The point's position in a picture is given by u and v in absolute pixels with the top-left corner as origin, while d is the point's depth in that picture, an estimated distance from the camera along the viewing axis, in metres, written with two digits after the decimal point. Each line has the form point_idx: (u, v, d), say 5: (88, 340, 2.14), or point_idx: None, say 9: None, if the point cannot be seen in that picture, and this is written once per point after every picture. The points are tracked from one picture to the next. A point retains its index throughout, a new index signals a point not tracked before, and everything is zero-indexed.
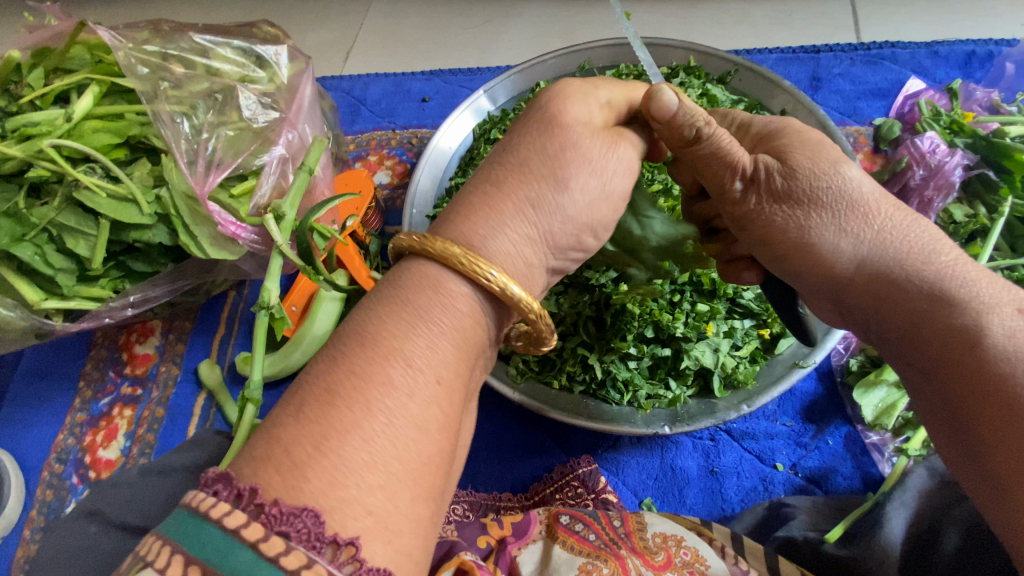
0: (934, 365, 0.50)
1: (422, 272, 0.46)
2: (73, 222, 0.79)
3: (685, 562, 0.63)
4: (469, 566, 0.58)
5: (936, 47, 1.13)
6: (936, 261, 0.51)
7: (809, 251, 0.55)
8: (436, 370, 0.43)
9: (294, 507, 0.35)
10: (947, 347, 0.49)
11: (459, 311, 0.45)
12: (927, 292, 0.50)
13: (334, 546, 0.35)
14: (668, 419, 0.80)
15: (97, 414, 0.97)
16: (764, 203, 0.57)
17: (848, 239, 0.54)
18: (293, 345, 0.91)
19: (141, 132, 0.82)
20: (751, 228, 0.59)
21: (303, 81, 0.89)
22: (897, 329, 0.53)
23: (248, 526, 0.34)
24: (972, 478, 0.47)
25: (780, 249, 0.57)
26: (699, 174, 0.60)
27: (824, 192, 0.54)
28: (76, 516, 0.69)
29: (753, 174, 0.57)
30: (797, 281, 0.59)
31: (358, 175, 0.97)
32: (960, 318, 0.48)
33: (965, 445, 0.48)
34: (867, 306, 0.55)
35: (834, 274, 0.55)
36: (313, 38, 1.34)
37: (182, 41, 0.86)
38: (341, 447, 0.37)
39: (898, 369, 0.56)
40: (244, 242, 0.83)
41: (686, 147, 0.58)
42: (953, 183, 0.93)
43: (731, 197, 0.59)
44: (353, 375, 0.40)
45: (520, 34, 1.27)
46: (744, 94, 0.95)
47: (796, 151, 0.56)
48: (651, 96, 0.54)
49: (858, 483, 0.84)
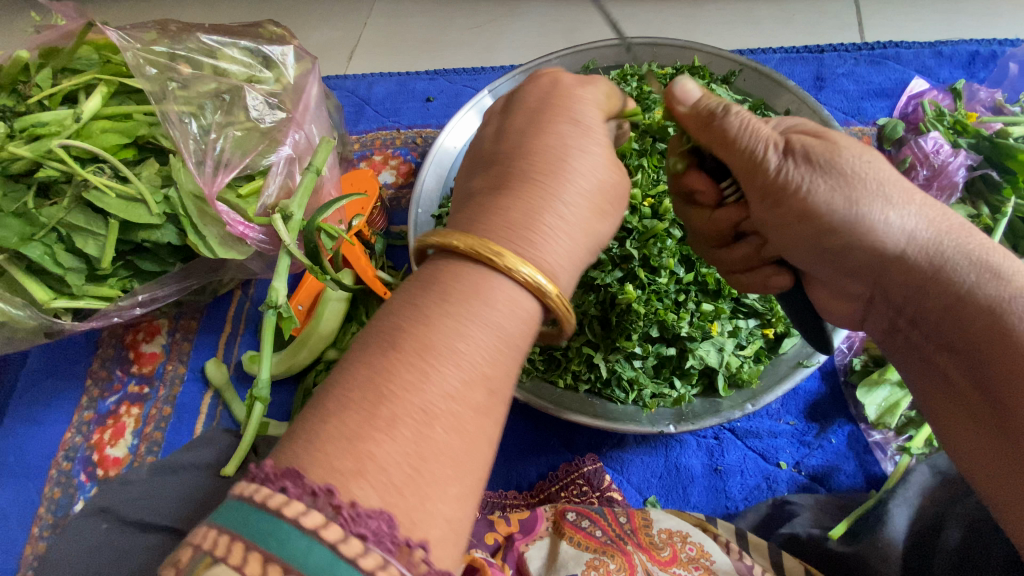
0: (969, 340, 0.51)
1: (469, 272, 0.45)
2: (82, 222, 0.79)
3: (690, 557, 0.64)
4: (479, 563, 0.59)
5: (940, 47, 1.13)
6: (974, 240, 0.53)
7: (859, 224, 0.54)
8: (462, 371, 0.41)
9: (370, 508, 0.35)
10: (997, 318, 0.49)
11: (506, 308, 0.44)
12: (972, 266, 0.52)
13: (405, 548, 0.35)
14: (673, 418, 0.81)
15: (105, 412, 0.98)
16: (806, 174, 0.55)
17: (898, 213, 0.54)
18: (300, 344, 0.91)
19: (148, 132, 0.83)
20: (787, 205, 0.57)
21: (309, 81, 0.90)
22: (936, 305, 0.54)
23: (328, 527, 0.33)
24: (1002, 455, 0.49)
25: (823, 223, 0.55)
26: (722, 155, 0.59)
27: (869, 168, 0.54)
28: (87, 514, 0.70)
29: (788, 147, 0.56)
30: (835, 261, 0.59)
31: (363, 175, 0.98)
32: (1001, 290, 0.50)
33: (1013, 417, 0.49)
34: (908, 282, 0.55)
35: (884, 250, 0.55)
36: (317, 38, 1.34)
37: (189, 41, 0.86)
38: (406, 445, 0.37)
39: (930, 350, 0.57)
40: (253, 242, 0.84)
41: (710, 122, 0.59)
42: (956, 184, 0.94)
43: (764, 169, 0.56)
44: (423, 384, 0.39)
45: (525, 33, 1.28)
46: (749, 94, 0.95)
47: (830, 133, 0.57)
48: (673, 85, 0.63)
49: (860, 481, 0.85)
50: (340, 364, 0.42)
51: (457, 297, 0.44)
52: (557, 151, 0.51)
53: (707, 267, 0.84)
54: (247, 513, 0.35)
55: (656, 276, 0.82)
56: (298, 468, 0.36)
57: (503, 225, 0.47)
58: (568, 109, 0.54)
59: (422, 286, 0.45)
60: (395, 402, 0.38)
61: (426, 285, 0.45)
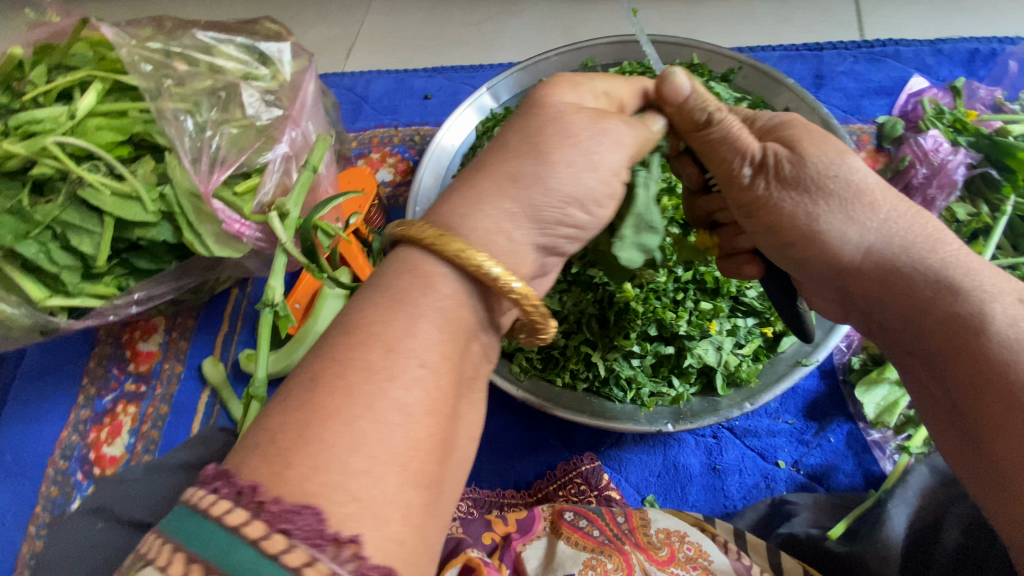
0: (935, 353, 0.51)
1: (408, 259, 0.47)
2: (77, 220, 0.78)
3: (688, 557, 0.64)
4: (476, 563, 0.59)
5: (940, 45, 1.13)
6: (939, 252, 0.52)
7: (817, 239, 0.56)
8: (411, 356, 0.42)
9: (295, 504, 0.35)
10: (951, 336, 0.49)
11: (444, 297, 0.45)
12: (932, 279, 0.51)
13: (338, 544, 0.34)
14: (672, 416, 0.80)
15: (101, 411, 0.97)
16: (773, 192, 0.57)
17: (854, 227, 0.54)
18: (296, 342, 0.91)
19: (144, 129, 0.82)
20: (756, 216, 0.60)
21: (306, 78, 0.89)
22: (897, 318, 0.54)
23: (249, 525, 0.34)
24: (967, 465, 0.50)
25: (787, 238, 0.58)
26: (705, 160, 0.62)
27: (835, 182, 0.55)
28: (82, 513, 0.70)
29: (761, 161, 0.57)
30: (802, 270, 0.60)
31: (361, 173, 0.97)
32: (961, 305, 0.49)
33: (967, 433, 0.50)
34: (870, 295, 0.56)
35: (840, 262, 0.56)
36: (315, 35, 1.33)
37: (185, 38, 0.86)
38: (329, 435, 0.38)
39: (899, 359, 0.57)
40: (248, 239, 0.83)
41: (696, 132, 0.60)
42: (955, 182, 0.93)
43: (736, 183, 0.59)
44: (393, 377, 0.41)
45: (523, 31, 1.27)
46: (748, 92, 0.95)
47: (804, 142, 0.57)
48: (662, 78, 0.59)
49: (859, 480, 0.84)
50: (330, 354, 0.42)
51: (389, 287, 0.45)
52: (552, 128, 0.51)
53: (705, 266, 0.84)
54: (234, 512, 0.35)
55: (654, 275, 0.82)
56: (235, 472, 0.36)
57: (493, 216, 0.48)
58: (566, 98, 0.54)
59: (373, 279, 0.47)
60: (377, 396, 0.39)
61: (373, 277, 0.48)
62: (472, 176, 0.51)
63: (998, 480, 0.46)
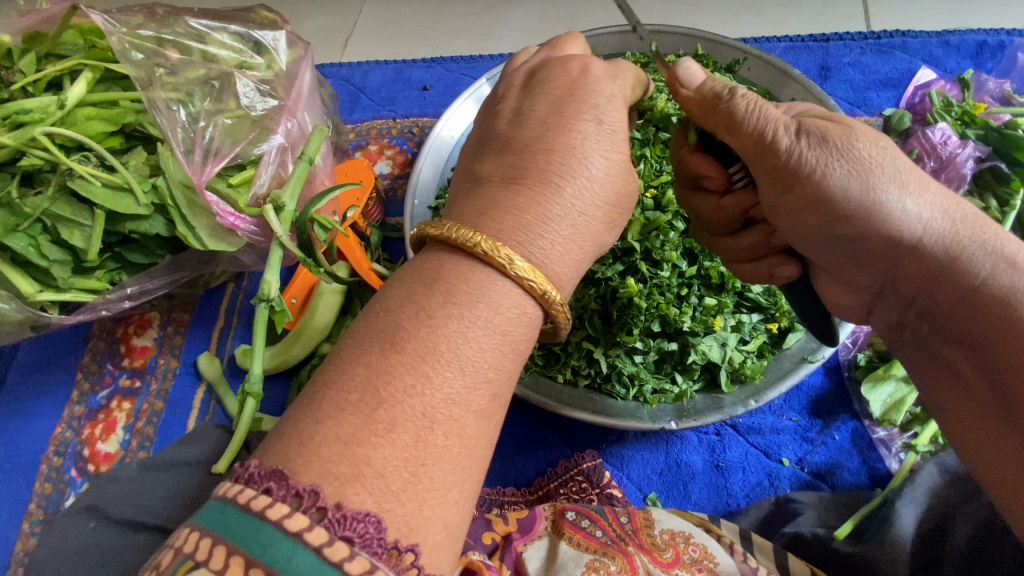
0: (983, 333, 0.51)
1: (462, 271, 0.45)
2: (67, 213, 0.77)
3: (693, 559, 0.63)
4: (477, 565, 0.58)
5: (947, 36, 1.11)
6: (990, 229, 0.52)
7: (875, 211, 0.53)
8: (469, 368, 0.41)
9: (356, 511, 0.35)
10: (1013, 308, 0.49)
11: (509, 311, 0.45)
12: (991, 255, 0.51)
13: (392, 552, 0.36)
14: (675, 414, 0.79)
15: (96, 407, 0.96)
16: (821, 158, 0.54)
17: (914, 199, 0.53)
18: (293, 337, 0.89)
19: (135, 120, 0.80)
20: (799, 189, 0.56)
21: (302, 68, 0.87)
22: (947, 297, 0.53)
23: (312, 531, 0.34)
24: (1007, 450, 0.49)
25: (840, 210, 0.54)
26: (729, 138, 0.58)
27: (886, 153, 0.54)
28: (75, 511, 0.69)
29: (801, 129, 0.55)
30: (848, 249, 0.57)
31: (358, 165, 0.95)
32: (1020, 279, 0.49)
33: (1016, 410, 0.49)
34: (920, 273, 0.54)
35: (896, 235, 0.53)
36: (311, 25, 1.31)
37: (177, 26, 0.84)
38: (388, 439, 0.38)
39: (937, 345, 0.57)
40: (243, 234, 0.81)
41: (718, 104, 0.57)
42: (964, 176, 0.92)
43: (775, 152, 0.55)
44: (411, 375, 0.39)
45: (524, 20, 1.25)
46: (753, 83, 0.93)
47: (850, 120, 0.57)
48: (679, 67, 0.60)
49: (864, 478, 0.83)
50: (334, 361, 0.41)
51: (447, 299, 0.43)
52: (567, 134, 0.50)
53: (710, 260, 0.82)
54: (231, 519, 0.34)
55: (658, 270, 0.80)
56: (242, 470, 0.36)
57: (518, 225, 0.46)
58: (583, 96, 0.52)
59: (428, 286, 0.44)
60: (373, 393, 0.38)
61: (433, 281, 0.44)
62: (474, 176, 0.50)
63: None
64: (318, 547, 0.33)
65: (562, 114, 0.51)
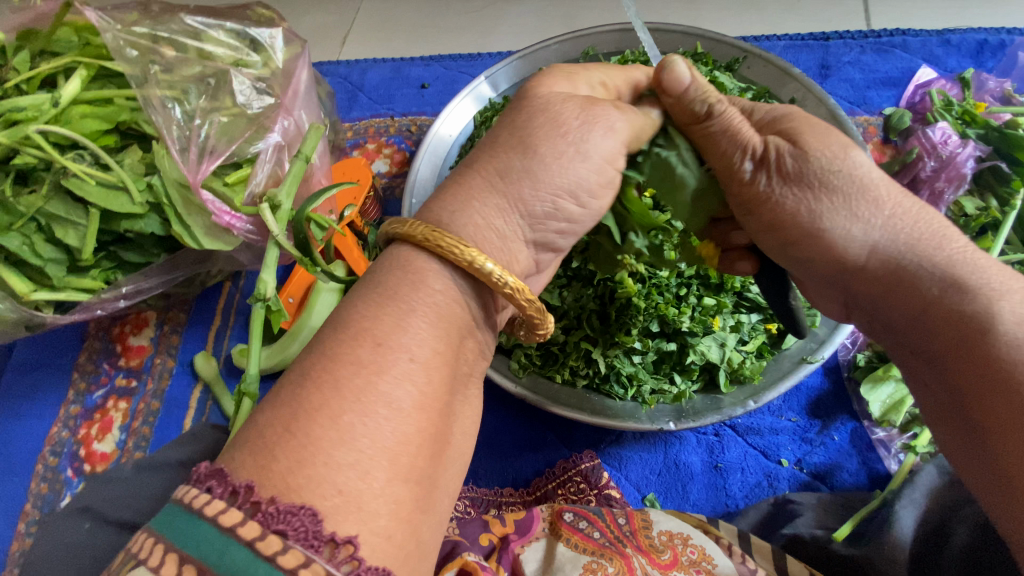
0: (940, 352, 0.52)
1: (406, 257, 0.47)
2: (62, 212, 0.76)
3: (691, 561, 0.62)
4: (473, 567, 0.58)
5: (948, 35, 1.10)
6: (946, 248, 0.51)
7: (821, 238, 0.53)
8: (424, 358, 0.43)
9: (292, 505, 0.35)
10: (959, 334, 0.50)
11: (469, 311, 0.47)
12: (941, 278, 0.51)
13: (331, 544, 0.35)
14: (673, 415, 0.79)
15: (92, 407, 0.95)
16: (778, 187, 0.54)
17: (860, 225, 0.52)
18: (290, 337, 0.89)
19: (131, 118, 0.80)
20: (757, 214, 0.57)
21: (299, 65, 0.86)
22: (905, 317, 0.54)
23: (264, 539, 0.34)
24: (972, 465, 0.50)
25: (789, 236, 0.55)
26: (704, 155, 0.59)
27: (837, 177, 0.52)
28: (67, 513, 0.68)
29: (763, 155, 0.55)
30: (804, 268, 0.58)
31: (356, 164, 0.95)
32: (969, 304, 0.49)
33: (967, 430, 0.50)
34: (874, 293, 0.55)
35: (845, 260, 0.54)
36: (309, 23, 1.31)
37: (172, 23, 0.83)
38: (309, 425, 0.38)
39: (902, 359, 0.57)
40: (239, 233, 0.80)
41: (695, 124, 0.58)
42: (963, 175, 0.91)
43: (739, 178, 0.56)
44: (381, 371, 0.41)
45: (522, 18, 1.24)
46: (753, 82, 0.92)
47: (805, 135, 0.54)
48: (663, 68, 0.57)
49: (863, 479, 0.83)
50: (324, 359, 0.41)
51: (383, 284, 0.46)
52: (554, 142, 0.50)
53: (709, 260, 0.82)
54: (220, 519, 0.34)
55: (656, 270, 0.79)
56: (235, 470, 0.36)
57: (488, 226, 0.47)
58: (568, 102, 0.53)
59: (401, 286, 0.46)
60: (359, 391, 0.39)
61: (404, 282, 0.46)
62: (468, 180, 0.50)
63: (1005, 478, 0.47)
64: (273, 556, 0.33)
65: (547, 117, 0.52)
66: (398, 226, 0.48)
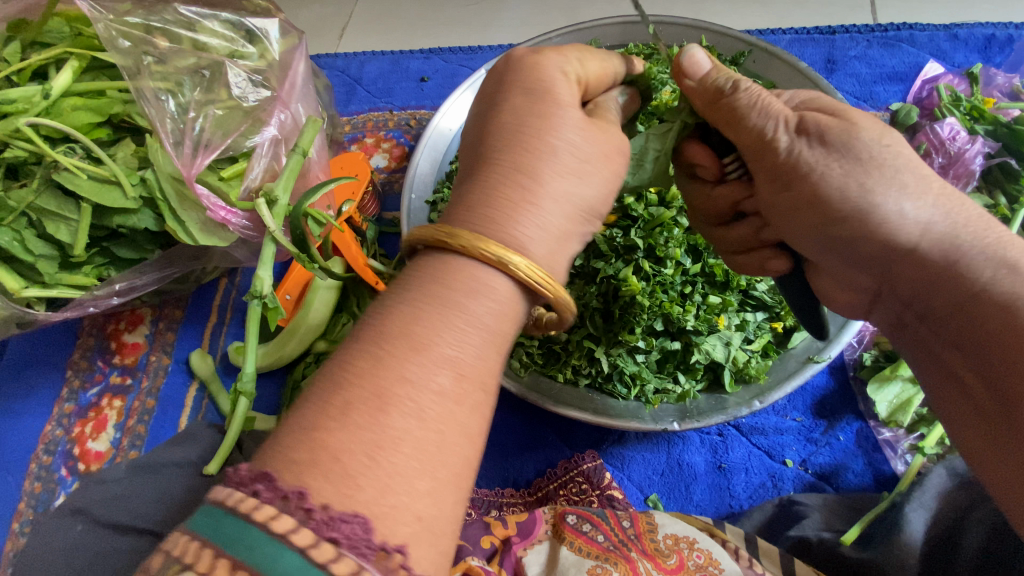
0: (984, 341, 0.49)
1: (456, 266, 0.44)
2: (53, 206, 0.74)
3: (697, 565, 0.61)
4: (475, 570, 0.57)
5: (955, 29, 1.09)
6: (993, 232, 0.51)
7: (873, 212, 0.52)
8: (460, 366, 0.41)
9: (345, 513, 0.34)
10: (1009, 316, 0.47)
11: (505, 308, 0.44)
12: (994, 260, 0.49)
13: (382, 553, 0.34)
14: (677, 415, 0.77)
15: (86, 405, 0.93)
16: (821, 157, 0.53)
17: (911, 202, 0.51)
18: (287, 335, 0.87)
19: (123, 110, 0.78)
20: (796, 188, 0.55)
21: (296, 57, 0.84)
22: (945, 303, 0.51)
23: (297, 532, 0.32)
24: (1008, 463, 0.47)
25: (835, 212, 0.54)
26: (729, 133, 0.57)
27: (886, 151, 0.52)
28: (59, 514, 0.67)
29: (800, 125, 0.54)
30: (844, 251, 0.56)
31: (354, 159, 0.93)
32: (1022, 286, 0.47)
33: (1013, 424, 0.46)
34: (917, 278, 0.52)
35: (892, 240, 0.52)
36: (305, 15, 1.29)
37: (166, 12, 0.81)
38: (361, 440, 0.37)
39: (938, 352, 0.54)
40: (235, 228, 0.78)
41: (720, 100, 0.56)
42: (973, 172, 0.91)
43: (774, 148, 0.55)
44: (404, 380, 0.39)
45: (523, 11, 1.22)
46: (758, 76, 0.91)
47: (848, 112, 0.55)
48: (685, 54, 0.59)
49: (868, 480, 0.82)
50: (338, 366, 0.40)
51: (437, 295, 0.43)
52: (548, 133, 0.49)
53: (713, 258, 0.80)
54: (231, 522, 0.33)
55: (661, 267, 0.78)
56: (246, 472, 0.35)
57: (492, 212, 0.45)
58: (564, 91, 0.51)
59: (438, 291, 0.43)
60: (359, 389, 0.38)
61: (438, 286, 0.43)
62: (467, 177, 0.49)
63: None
64: (304, 548, 0.32)
65: (536, 106, 0.50)
66: (427, 229, 0.45)
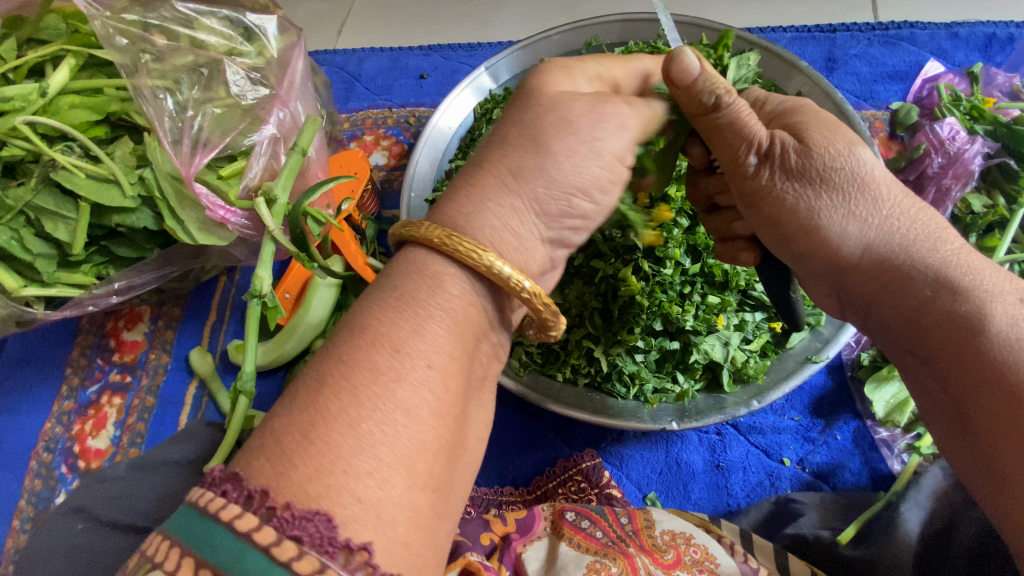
0: (932, 356, 0.51)
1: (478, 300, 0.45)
2: (51, 205, 0.74)
3: (694, 560, 0.62)
4: (474, 566, 0.57)
5: (957, 28, 1.09)
6: (940, 250, 0.51)
7: (816, 233, 0.54)
8: None
9: (307, 511, 0.34)
10: (949, 335, 0.49)
11: (463, 302, 0.44)
12: (932, 279, 0.50)
13: (346, 550, 0.34)
14: (676, 414, 0.77)
15: (85, 402, 0.93)
16: (778, 182, 0.54)
17: (855, 223, 0.52)
18: (287, 333, 0.87)
19: (121, 108, 0.78)
20: (759, 208, 0.57)
21: (294, 55, 0.83)
22: (896, 318, 0.53)
23: (279, 545, 0.33)
24: (968, 471, 0.49)
25: (786, 230, 0.56)
26: (710, 146, 0.58)
27: (840, 174, 0.52)
28: (61, 513, 0.67)
29: (768, 150, 0.54)
30: (800, 265, 0.58)
31: (353, 156, 0.93)
32: (961, 305, 0.48)
33: (964, 438, 0.49)
34: (868, 291, 0.54)
35: (838, 257, 0.54)
36: (305, 11, 1.28)
37: (163, 9, 0.80)
38: (314, 442, 0.37)
39: (896, 359, 0.56)
40: (233, 227, 0.78)
41: (701, 116, 0.55)
42: (972, 172, 0.90)
43: (741, 172, 0.56)
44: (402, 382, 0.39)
45: (524, 7, 1.21)
46: (759, 75, 0.90)
47: (813, 130, 0.54)
48: (671, 58, 0.51)
49: (866, 479, 0.82)
50: (338, 368, 0.40)
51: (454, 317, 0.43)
52: (553, 128, 0.48)
53: (713, 258, 0.80)
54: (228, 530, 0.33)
55: (661, 267, 0.77)
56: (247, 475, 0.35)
57: (482, 220, 0.46)
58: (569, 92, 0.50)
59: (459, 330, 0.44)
60: (364, 396, 0.38)
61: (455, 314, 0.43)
62: (479, 182, 0.48)
63: (995, 481, 0.46)
64: (287, 563, 0.33)
65: (548, 111, 0.49)
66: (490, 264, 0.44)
